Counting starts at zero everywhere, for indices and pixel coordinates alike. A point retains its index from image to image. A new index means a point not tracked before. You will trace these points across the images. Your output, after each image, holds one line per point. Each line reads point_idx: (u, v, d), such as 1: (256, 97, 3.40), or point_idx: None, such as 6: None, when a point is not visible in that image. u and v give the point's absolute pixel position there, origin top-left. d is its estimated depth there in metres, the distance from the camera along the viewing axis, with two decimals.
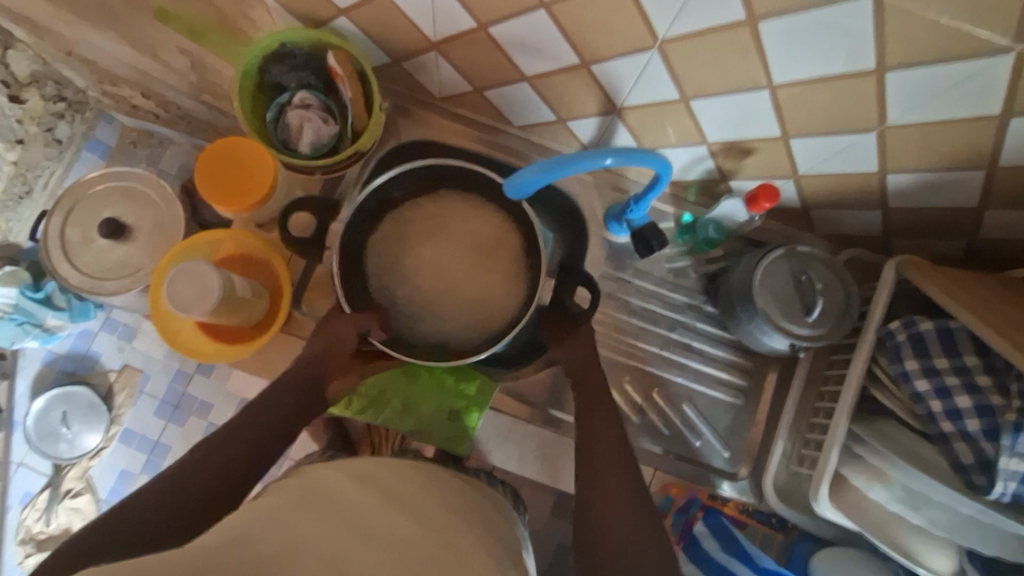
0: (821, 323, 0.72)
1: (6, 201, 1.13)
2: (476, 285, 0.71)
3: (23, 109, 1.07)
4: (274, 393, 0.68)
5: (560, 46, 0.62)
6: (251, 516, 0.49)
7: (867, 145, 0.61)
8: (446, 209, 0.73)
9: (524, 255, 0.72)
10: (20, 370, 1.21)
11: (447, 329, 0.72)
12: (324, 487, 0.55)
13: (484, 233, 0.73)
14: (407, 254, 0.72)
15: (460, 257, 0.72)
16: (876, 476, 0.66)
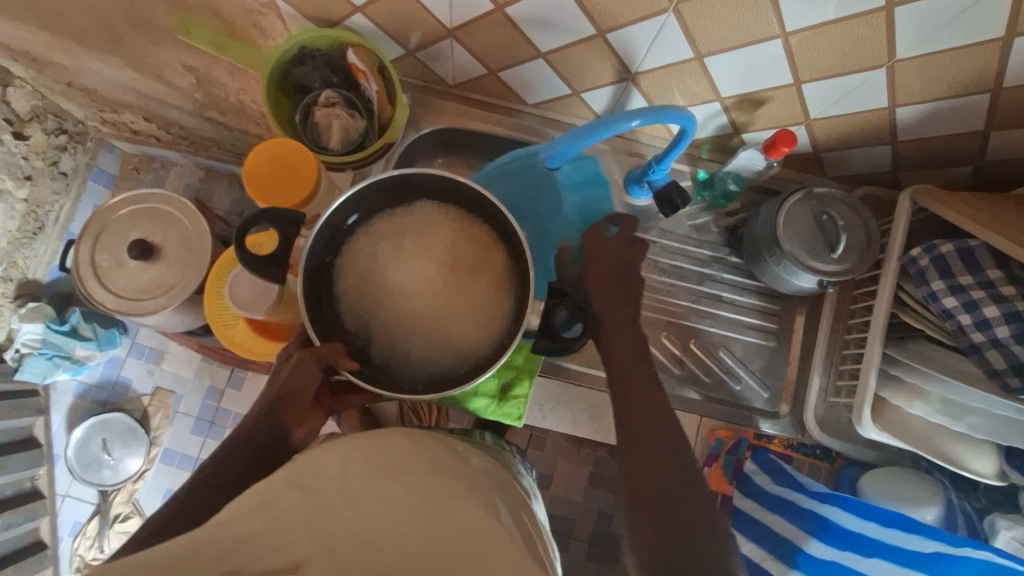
0: (846, 259, 0.76)
1: (22, 239, 1.12)
2: (456, 305, 0.63)
3: (28, 145, 1.07)
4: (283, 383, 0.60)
5: (577, 19, 0.65)
6: (301, 470, 0.49)
7: (877, 82, 0.64)
8: (416, 224, 0.65)
9: (510, 270, 0.65)
10: (54, 405, 1.21)
11: (427, 358, 0.63)
12: (316, 462, 0.50)
13: (463, 247, 0.65)
14: (377, 276, 0.63)
15: (438, 275, 0.64)
16: (915, 394, 0.70)
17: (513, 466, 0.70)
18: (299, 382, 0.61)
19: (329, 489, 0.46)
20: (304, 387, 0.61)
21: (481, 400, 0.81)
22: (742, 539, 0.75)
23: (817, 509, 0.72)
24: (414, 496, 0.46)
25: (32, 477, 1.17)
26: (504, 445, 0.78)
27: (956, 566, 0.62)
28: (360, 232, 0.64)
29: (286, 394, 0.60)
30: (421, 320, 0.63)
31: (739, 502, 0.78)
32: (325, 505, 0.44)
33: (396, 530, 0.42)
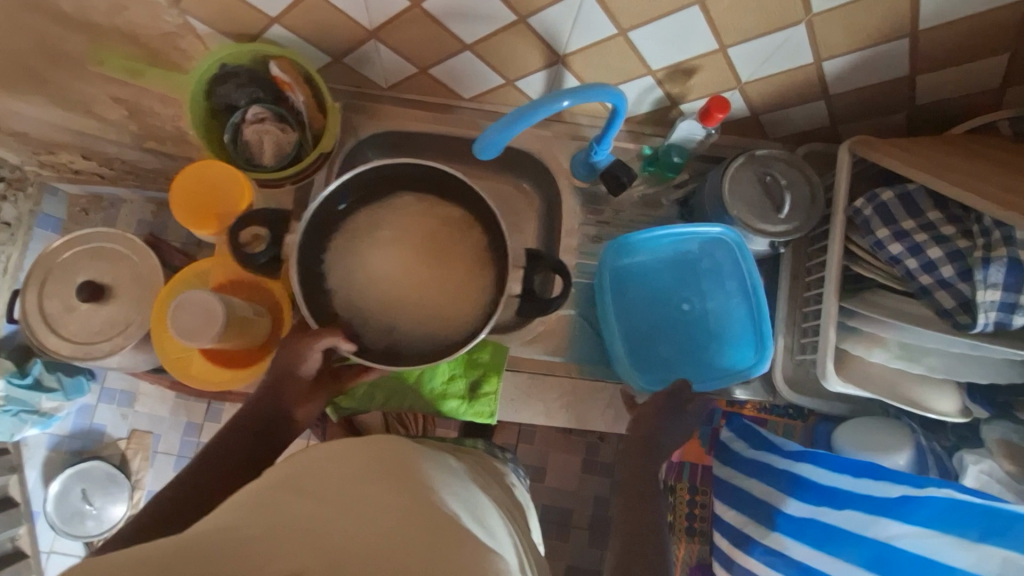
0: (792, 218, 0.76)
1: None
2: (444, 285, 0.68)
3: None
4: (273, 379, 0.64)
5: (496, 7, 0.64)
6: (283, 473, 0.48)
7: (799, 39, 0.65)
8: (401, 213, 0.69)
9: (492, 247, 0.68)
10: (28, 461, 1.16)
11: (421, 335, 0.67)
12: (304, 466, 0.48)
13: (448, 231, 0.69)
14: (366, 263, 0.67)
15: (425, 260, 0.68)
16: (873, 342, 0.71)
17: (497, 471, 0.67)
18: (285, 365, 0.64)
19: (297, 490, 0.45)
20: (294, 373, 0.64)
21: (452, 402, 0.80)
22: (725, 508, 0.76)
23: (794, 468, 0.71)
24: (388, 494, 0.45)
25: (13, 538, 1.14)
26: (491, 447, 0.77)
27: (925, 508, 0.58)
28: (346, 223, 0.67)
29: (278, 389, 0.64)
30: (400, 309, 0.67)
31: (718, 470, 0.80)
32: (290, 507, 0.43)
33: (373, 526, 0.42)
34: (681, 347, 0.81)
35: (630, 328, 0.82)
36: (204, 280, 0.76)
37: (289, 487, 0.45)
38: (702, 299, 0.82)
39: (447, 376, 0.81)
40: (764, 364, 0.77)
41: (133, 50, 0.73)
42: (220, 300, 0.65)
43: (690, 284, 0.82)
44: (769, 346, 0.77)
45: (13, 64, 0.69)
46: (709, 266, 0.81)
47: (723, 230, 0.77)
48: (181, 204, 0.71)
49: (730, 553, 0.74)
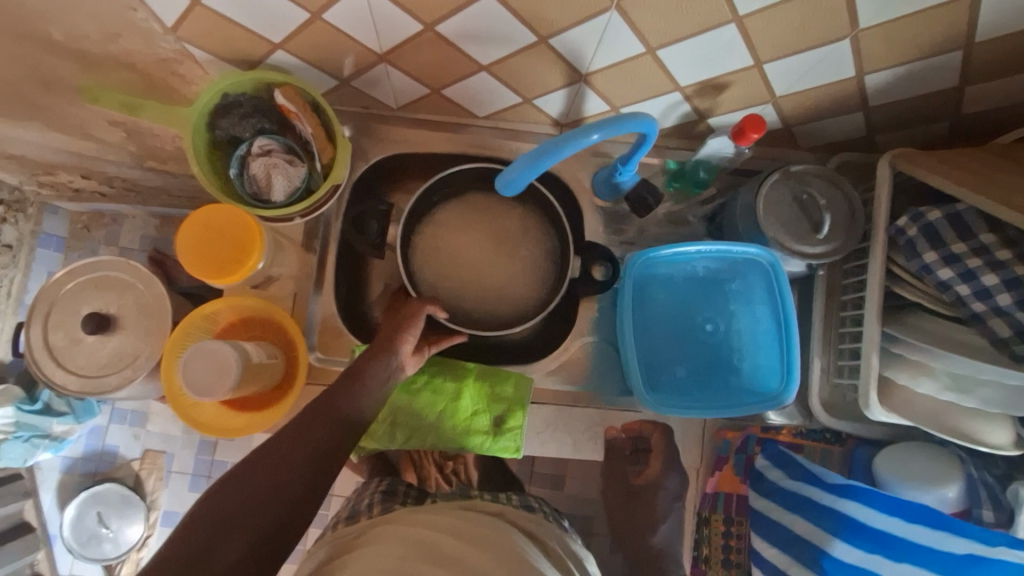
0: (832, 238, 0.72)
1: None
2: (503, 269, 0.82)
3: None
4: (309, 436, 0.59)
5: (515, 29, 0.59)
6: (411, 544, 0.51)
7: (842, 54, 0.60)
8: (464, 212, 0.84)
9: (541, 236, 0.83)
10: (42, 484, 1.13)
11: (485, 309, 0.82)
12: (431, 539, 0.52)
13: (504, 226, 0.84)
14: (443, 251, 0.82)
15: (486, 249, 0.83)
16: (919, 371, 0.68)
17: (553, 534, 0.63)
18: (389, 342, 0.69)
19: (421, 562, 0.48)
20: (401, 349, 0.69)
21: (475, 437, 0.78)
22: (764, 545, 0.74)
23: (836, 504, 0.71)
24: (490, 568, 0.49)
25: (31, 563, 1.12)
26: (531, 502, 0.71)
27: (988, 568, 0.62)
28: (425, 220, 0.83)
29: (327, 443, 0.60)
30: (469, 287, 0.82)
31: (754, 502, 0.77)
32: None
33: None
34: (704, 373, 0.76)
35: (646, 346, 0.76)
36: (213, 323, 0.73)
37: (410, 562, 0.48)
38: (724, 318, 0.76)
39: (469, 411, 0.78)
40: (792, 394, 0.71)
41: (129, 77, 0.68)
42: (234, 352, 0.63)
43: (714, 302, 0.76)
44: (795, 378, 0.71)
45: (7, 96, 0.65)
46: (739, 285, 0.75)
47: (757, 251, 0.72)
48: (190, 261, 0.68)
49: None
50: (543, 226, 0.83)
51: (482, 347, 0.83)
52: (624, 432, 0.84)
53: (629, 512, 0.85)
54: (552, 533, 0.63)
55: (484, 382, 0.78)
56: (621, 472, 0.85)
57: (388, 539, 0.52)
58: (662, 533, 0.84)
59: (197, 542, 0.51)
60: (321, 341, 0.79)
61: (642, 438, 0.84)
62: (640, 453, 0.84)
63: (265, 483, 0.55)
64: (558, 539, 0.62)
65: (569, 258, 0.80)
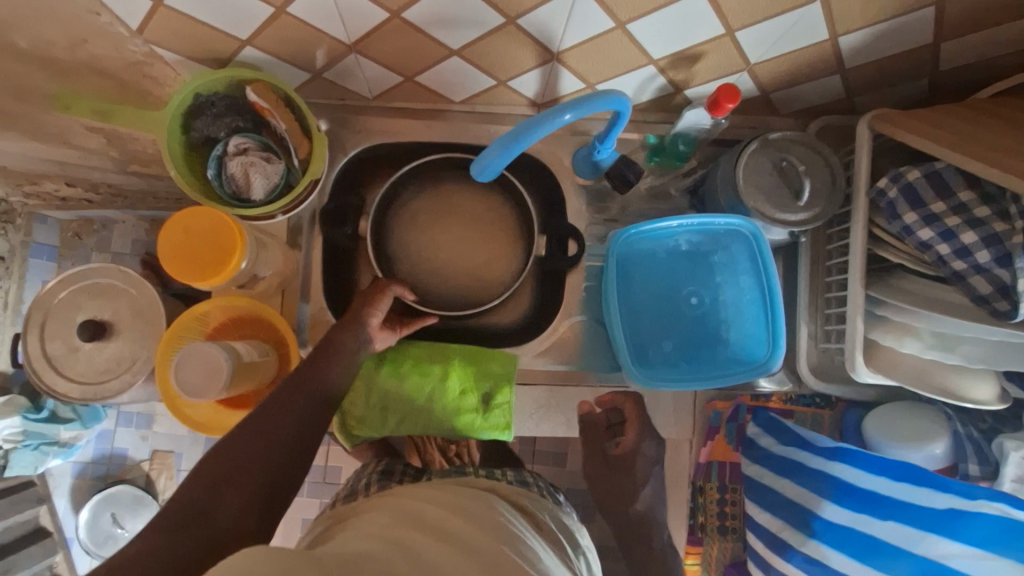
0: (813, 204, 0.72)
1: None
2: (479, 252, 0.84)
3: None
4: (300, 410, 0.62)
5: (482, 12, 0.59)
6: (391, 514, 0.51)
7: (814, 17, 0.59)
8: (439, 197, 0.84)
9: (517, 219, 0.84)
10: (55, 490, 1.14)
11: (462, 292, 0.83)
12: (415, 511, 0.52)
13: (479, 210, 0.85)
14: (420, 237, 0.84)
15: (462, 233, 0.84)
16: (905, 332, 0.69)
17: (543, 507, 0.65)
18: (356, 315, 0.71)
19: (408, 529, 0.48)
20: (369, 322, 0.71)
21: (467, 416, 0.78)
22: (758, 510, 0.77)
23: (826, 466, 0.72)
24: (476, 536, 0.49)
25: (50, 566, 1.15)
26: (527, 478, 0.72)
27: (968, 522, 0.62)
28: (400, 207, 0.83)
29: (314, 415, 0.62)
30: (446, 272, 0.83)
31: (747, 468, 0.79)
32: (407, 543, 0.46)
33: (476, 569, 0.45)
34: (687, 344, 0.76)
35: (633, 321, 0.76)
36: (204, 324, 0.74)
37: (398, 528, 0.48)
38: (710, 291, 0.76)
39: (458, 391, 0.78)
40: (778, 360, 0.72)
41: (101, 83, 0.68)
42: (223, 352, 0.63)
43: (699, 275, 0.76)
44: (781, 345, 0.72)
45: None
46: (717, 251, 0.75)
47: (739, 222, 0.72)
48: (172, 264, 0.68)
49: (767, 557, 0.75)
50: (514, 209, 0.84)
51: (472, 332, 0.84)
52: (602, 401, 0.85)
53: (614, 479, 0.85)
54: (540, 505, 0.65)
55: (472, 363, 0.79)
56: (603, 441, 0.85)
57: (363, 515, 0.52)
58: (644, 495, 0.84)
59: (195, 503, 0.52)
60: (313, 334, 0.80)
61: (620, 409, 0.85)
62: (616, 425, 0.85)
63: (260, 450, 0.57)
64: (550, 512, 0.64)
65: (537, 237, 0.82)
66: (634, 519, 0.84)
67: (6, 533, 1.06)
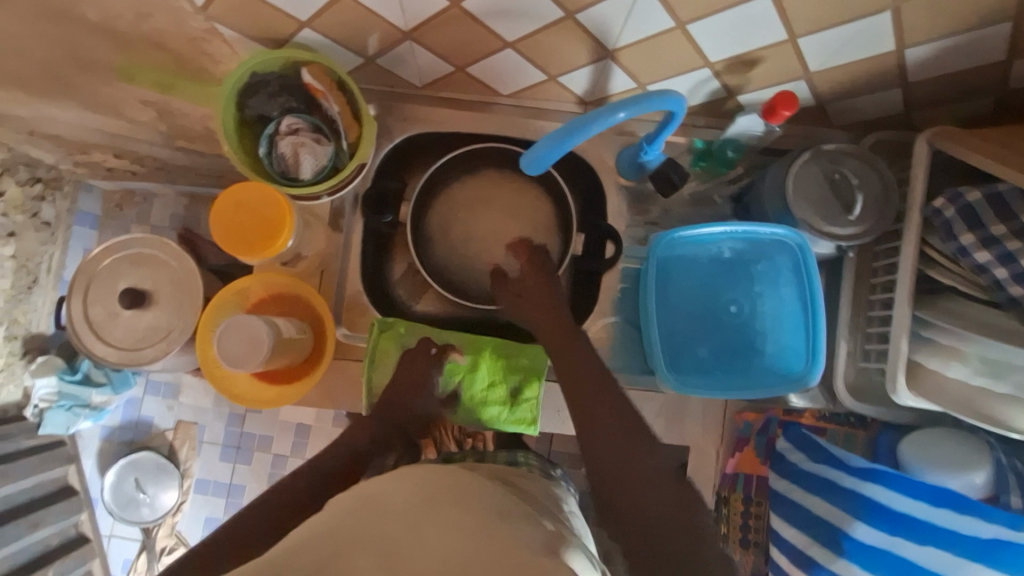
0: (864, 219, 0.70)
1: (17, 295, 1.04)
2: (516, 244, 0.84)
3: (5, 202, 0.99)
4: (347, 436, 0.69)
5: (541, 5, 0.59)
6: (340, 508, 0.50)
7: (880, 26, 0.57)
8: (481, 186, 0.85)
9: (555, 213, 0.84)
10: (84, 450, 1.18)
11: None
12: (368, 494, 0.51)
13: (519, 201, 0.85)
14: (457, 225, 0.85)
15: (500, 223, 0.85)
16: (952, 356, 0.67)
17: (546, 492, 0.62)
18: (419, 357, 0.74)
19: (353, 517, 0.47)
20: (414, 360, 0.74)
21: (493, 408, 0.77)
22: (783, 525, 0.75)
23: (859, 488, 0.70)
24: (423, 511, 0.47)
25: (76, 524, 1.15)
26: (525, 457, 0.71)
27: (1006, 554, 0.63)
28: (442, 194, 0.84)
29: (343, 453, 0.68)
30: (480, 262, 0.84)
31: (775, 483, 0.78)
32: (350, 532, 0.45)
33: (426, 548, 0.43)
34: (722, 351, 0.75)
35: (669, 326, 0.76)
36: (244, 299, 0.75)
37: (345, 519, 0.47)
38: (751, 302, 0.75)
39: (486, 382, 0.77)
40: (818, 375, 0.70)
41: (160, 58, 0.70)
42: (266, 326, 0.65)
43: (739, 284, 0.75)
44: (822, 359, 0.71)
45: (46, 74, 0.68)
46: (760, 262, 0.74)
47: (786, 233, 0.71)
48: (219, 236, 0.69)
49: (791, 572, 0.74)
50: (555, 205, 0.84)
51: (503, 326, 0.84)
52: (546, 318, 0.73)
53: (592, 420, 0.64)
54: (545, 492, 0.62)
55: (499, 354, 0.78)
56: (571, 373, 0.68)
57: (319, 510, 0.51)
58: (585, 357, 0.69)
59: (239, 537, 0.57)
60: (348, 318, 0.81)
61: (571, 329, 0.72)
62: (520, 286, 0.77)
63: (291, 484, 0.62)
64: (550, 495, 0.62)
65: (575, 235, 0.82)
66: (620, 474, 0.59)
67: (35, 488, 1.08)
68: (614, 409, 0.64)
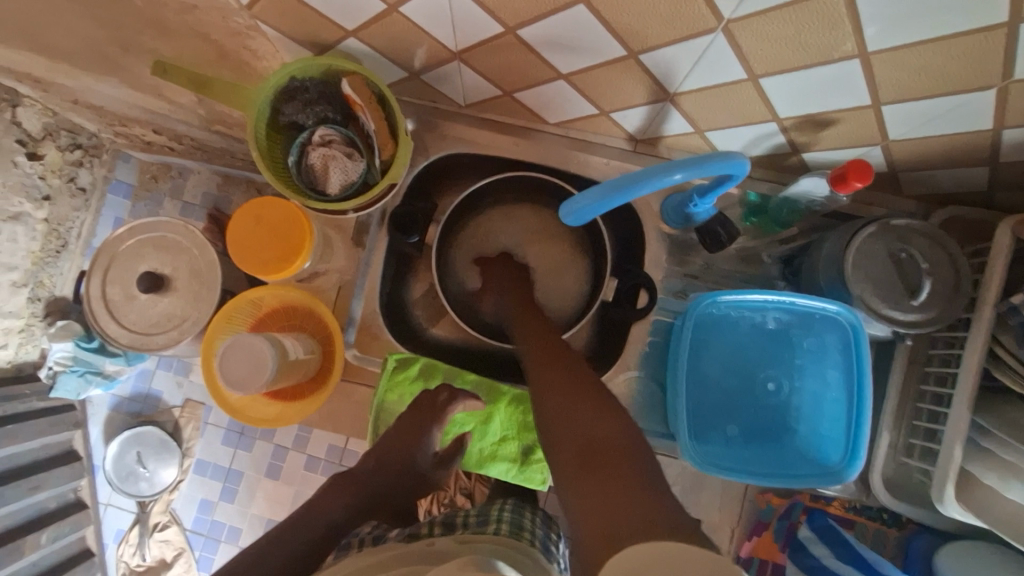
0: (928, 306, 0.64)
1: (45, 258, 1.04)
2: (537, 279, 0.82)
3: (43, 164, 0.98)
4: (319, 509, 0.64)
5: (602, 40, 0.54)
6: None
7: (981, 104, 0.51)
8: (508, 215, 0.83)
9: (591, 250, 0.82)
10: (92, 416, 1.14)
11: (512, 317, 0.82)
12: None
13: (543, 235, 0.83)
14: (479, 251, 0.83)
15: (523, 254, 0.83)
16: (1013, 473, 0.59)
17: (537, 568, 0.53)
18: (414, 419, 0.71)
19: None
20: (412, 419, 0.71)
21: (501, 463, 0.75)
22: None
23: None
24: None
25: (75, 488, 1.11)
26: (523, 521, 0.63)
27: None
28: (468, 218, 0.83)
29: (311, 521, 0.62)
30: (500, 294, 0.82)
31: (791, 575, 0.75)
32: None
33: None
34: (751, 427, 0.70)
35: (698, 392, 0.70)
36: (257, 308, 0.73)
37: None
38: (790, 379, 0.69)
39: (497, 436, 0.75)
40: (854, 472, 0.65)
41: (202, 48, 0.68)
42: (271, 349, 0.62)
43: (778, 358, 0.70)
44: (862, 454, 0.65)
45: (87, 49, 0.67)
46: (806, 339, 0.68)
47: (838, 309, 0.65)
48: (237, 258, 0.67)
49: None
50: (591, 246, 0.82)
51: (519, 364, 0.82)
52: (521, 307, 0.71)
53: (554, 391, 0.54)
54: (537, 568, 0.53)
55: (515, 409, 0.75)
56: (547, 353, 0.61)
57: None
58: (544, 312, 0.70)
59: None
60: (360, 338, 0.78)
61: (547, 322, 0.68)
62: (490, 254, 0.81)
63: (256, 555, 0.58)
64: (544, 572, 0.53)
65: (608, 280, 0.79)
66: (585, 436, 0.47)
67: (41, 449, 1.05)
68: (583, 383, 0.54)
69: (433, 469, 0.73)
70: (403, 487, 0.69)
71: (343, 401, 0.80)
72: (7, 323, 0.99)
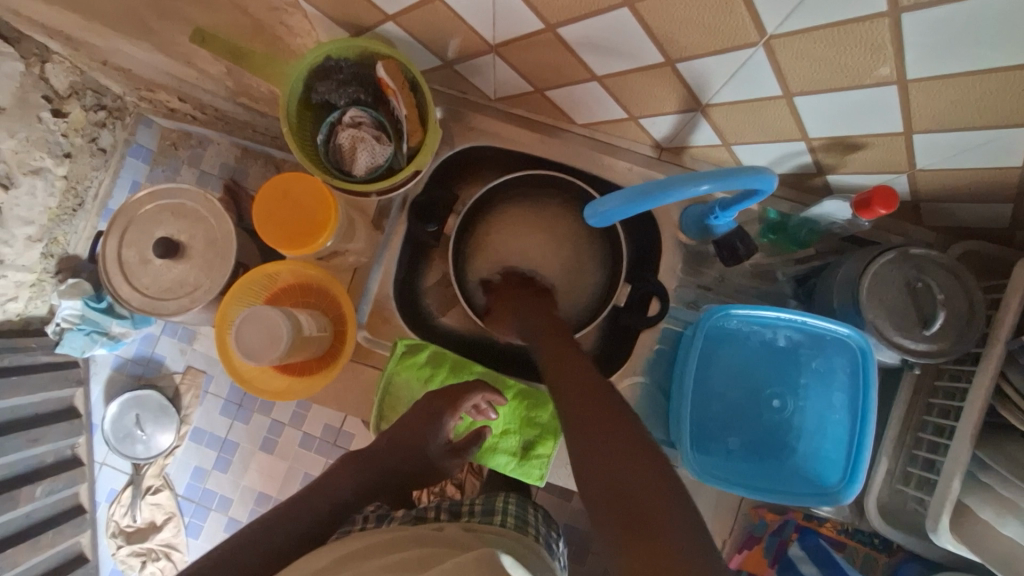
0: (940, 337, 0.64)
1: (62, 215, 1.04)
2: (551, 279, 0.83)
3: (67, 122, 0.98)
4: (331, 488, 0.67)
5: (642, 46, 0.54)
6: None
7: (1012, 141, 0.51)
8: (521, 214, 0.84)
9: (604, 254, 0.83)
10: (94, 376, 1.15)
11: None
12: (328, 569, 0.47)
13: (563, 231, 0.84)
14: (492, 246, 0.84)
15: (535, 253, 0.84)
16: (1009, 509, 0.59)
17: (541, 565, 0.54)
18: (431, 412, 0.71)
19: None
20: (430, 413, 0.71)
21: (501, 456, 0.76)
22: None
23: None
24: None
25: (71, 445, 1.12)
26: (527, 517, 0.64)
27: None
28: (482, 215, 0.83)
29: (323, 501, 0.65)
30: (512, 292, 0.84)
31: None
32: None
33: None
34: (753, 443, 0.70)
35: (703, 404, 0.71)
36: (272, 283, 0.73)
37: None
38: (796, 398, 0.70)
39: (500, 428, 0.76)
40: (851, 495, 0.66)
41: (239, 21, 0.69)
42: (285, 325, 0.62)
43: (784, 378, 0.70)
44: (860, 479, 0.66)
45: (122, 11, 0.68)
46: (815, 361, 0.69)
47: (849, 333, 0.65)
48: (257, 219, 0.68)
49: None
50: (606, 248, 0.82)
51: (526, 361, 0.83)
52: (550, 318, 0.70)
53: (583, 421, 0.51)
54: (540, 561, 0.54)
55: (521, 402, 0.76)
56: (563, 367, 0.59)
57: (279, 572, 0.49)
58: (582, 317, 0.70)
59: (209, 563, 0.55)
60: (370, 321, 0.78)
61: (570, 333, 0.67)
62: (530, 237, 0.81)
63: (270, 526, 0.60)
64: (546, 568, 0.54)
65: (621, 284, 0.80)
66: (612, 473, 0.45)
67: (42, 404, 1.06)
68: (612, 406, 0.52)
69: (445, 457, 0.75)
70: (409, 470, 0.73)
71: (348, 384, 0.80)
72: (20, 276, 1.00)
